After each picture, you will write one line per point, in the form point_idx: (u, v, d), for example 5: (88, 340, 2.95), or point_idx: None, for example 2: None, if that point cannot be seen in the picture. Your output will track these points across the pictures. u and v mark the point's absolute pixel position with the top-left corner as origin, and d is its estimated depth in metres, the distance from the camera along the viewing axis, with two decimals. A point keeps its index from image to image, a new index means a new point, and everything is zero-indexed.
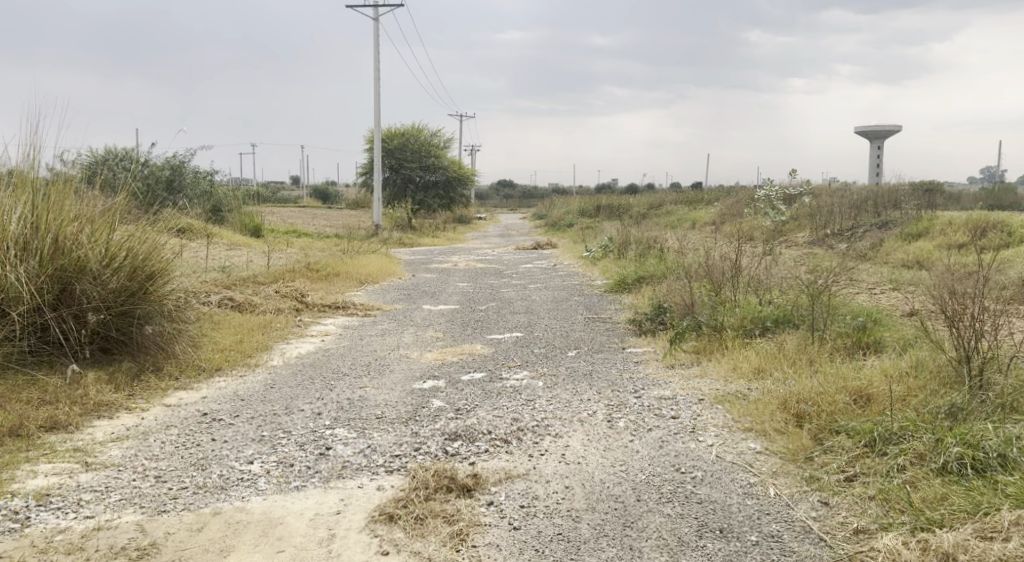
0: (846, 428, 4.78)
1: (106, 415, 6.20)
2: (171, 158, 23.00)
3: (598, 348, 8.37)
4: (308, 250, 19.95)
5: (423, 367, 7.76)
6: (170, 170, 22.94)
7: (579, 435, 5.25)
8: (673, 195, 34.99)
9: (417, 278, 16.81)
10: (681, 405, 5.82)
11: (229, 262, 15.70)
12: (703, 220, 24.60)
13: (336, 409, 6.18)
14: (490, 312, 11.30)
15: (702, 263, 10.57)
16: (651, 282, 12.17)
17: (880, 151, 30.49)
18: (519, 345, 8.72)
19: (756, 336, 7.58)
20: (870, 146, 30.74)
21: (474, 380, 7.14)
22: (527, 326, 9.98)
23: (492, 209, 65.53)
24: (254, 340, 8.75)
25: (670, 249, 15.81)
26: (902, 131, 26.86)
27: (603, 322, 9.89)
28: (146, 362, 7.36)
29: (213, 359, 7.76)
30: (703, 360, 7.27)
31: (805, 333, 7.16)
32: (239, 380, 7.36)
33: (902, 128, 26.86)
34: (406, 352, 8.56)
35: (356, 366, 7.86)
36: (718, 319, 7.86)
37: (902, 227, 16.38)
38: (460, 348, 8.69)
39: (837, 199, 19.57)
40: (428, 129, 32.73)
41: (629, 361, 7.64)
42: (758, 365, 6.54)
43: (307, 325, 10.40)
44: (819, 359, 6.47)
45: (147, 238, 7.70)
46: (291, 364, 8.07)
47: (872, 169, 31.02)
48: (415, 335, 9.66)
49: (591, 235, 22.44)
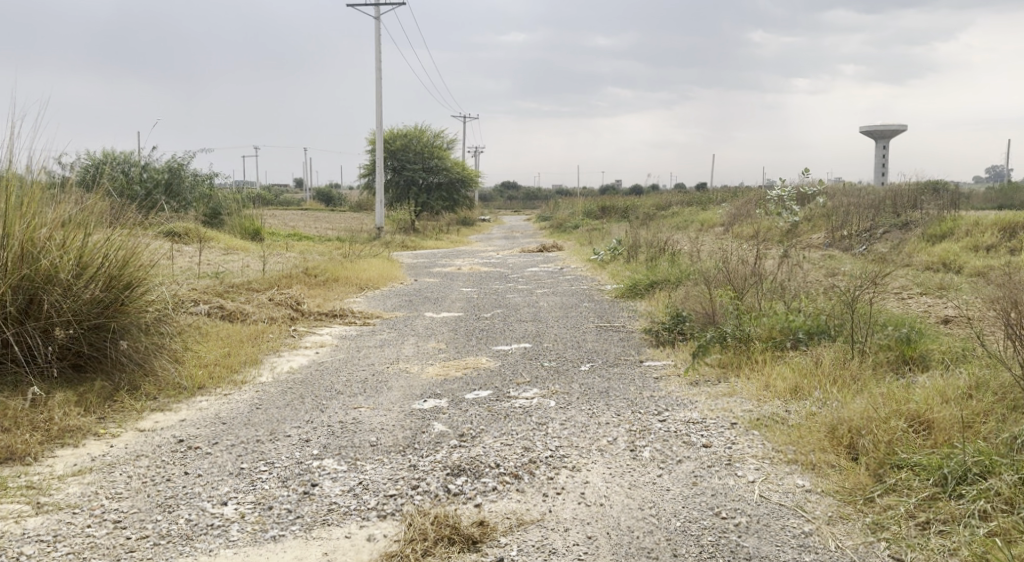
0: (911, 463, 4.19)
1: (71, 442, 5.58)
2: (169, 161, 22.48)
3: (614, 361, 7.72)
4: (308, 254, 19.37)
5: (423, 384, 7.13)
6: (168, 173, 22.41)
7: (600, 467, 4.63)
8: (678, 196, 34.36)
9: (419, 283, 16.22)
10: (712, 431, 5.18)
11: (224, 267, 15.12)
12: (713, 222, 23.95)
13: (325, 435, 5.55)
14: (496, 319, 10.66)
15: (721, 267, 9.95)
16: (665, 288, 11.52)
17: (886, 151, 29.95)
18: (527, 358, 8.08)
19: (788, 348, 6.94)
20: (877, 145, 30.07)
21: (479, 398, 6.50)
22: (536, 336, 9.33)
23: (496, 210, 64.98)
24: (243, 354, 8.16)
25: (683, 252, 15.16)
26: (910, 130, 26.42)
27: (616, 331, 9.28)
28: (121, 382, 6.75)
29: (195, 376, 7.15)
30: (732, 377, 6.62)
31: (842, 345, 6.52)
32: (222, 400, 6.75)
33: (910, 128, 26.42)
34: (405, 367, 7.92)
35: (352, 383, 7.24)
36: (745, 330, 7.22)
37: (923, 227, 15.75)
38: (464, 361, 8.06)
39: (853, 200, 18.96)
40: (430, 130, 32.17)
41: (648, 376, 6.99)
42: (794, 383, 5.92)
43: (301, 335, 9.78)
44: (864, 378, 5.84)
45: (124, 242, 7.06)
46: (280, 381, 7.44)
47: (878, 169, 30.37)
48: (415, 347, 9.02)
49: (598, 237, 21.80)
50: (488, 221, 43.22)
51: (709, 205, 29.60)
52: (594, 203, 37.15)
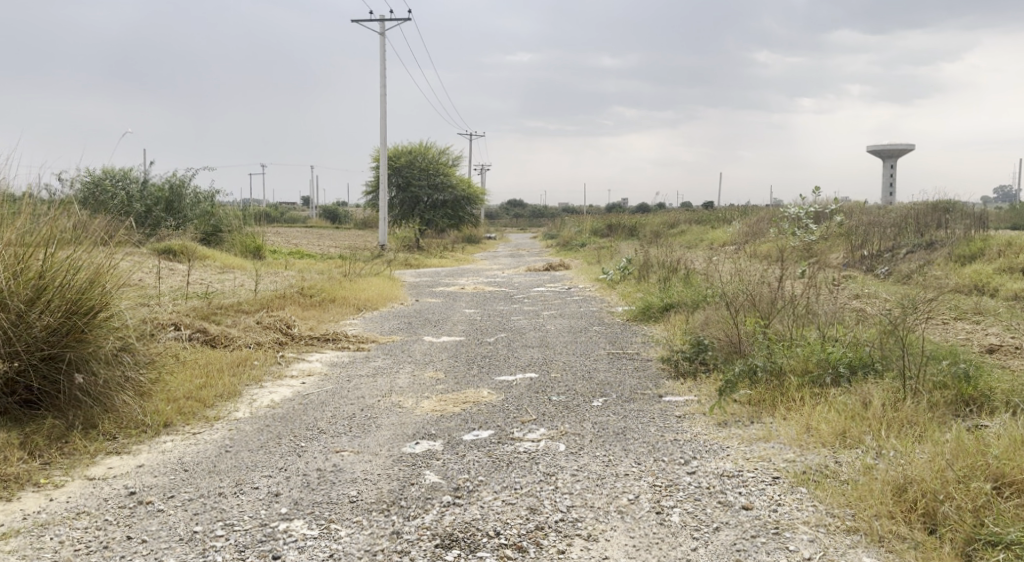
0: (1008, 541, 3.59)
1: (5, 495, 4.82)
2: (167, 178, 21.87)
3: (629, 396, 6.93)
4: (306, 272, 18.65)
5: (416, 422, 6.33)
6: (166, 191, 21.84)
7: (621, 536, 3.99)
8: (686, 214, 33.56)
9: (420, 303, 15.48)
10: (752, 488, 4.42)
11: (215, 287, 14.39)
12: (725, 240, 23.13)
13: (299, 488, 4.81)
14: (500, 345, 9.86)
15: (745, 289, 9.17)
16: (681, 311, 10.72)
17: (894, 170, 29.20)
18: (533, 391, 7.28)
19: (827, 385, 6.14)
20: (886, 165, 29.34)
21: (479, 441, 5.71)
22: (542, 364, 8.54)
23: (502, 228, 64.32)
24: (220, 385, 7.42)
25: (699, 272, 14.38)
26: (917, 149, 25.80)
27: (630, 359, 8.50)
28: (76, 420, 6.00)
29: (162, 413, 6.41)
30: (766, 417, 5.83)
31: (893, 381, 5.71)
32: (190, 440, 6.02)
33: (918, 147, 25.78)
34: (397, 400, 7.12)
35: (337, 420, 6.46)
36: (776, 362, 6.43)
37: (950, 247, 14.95)
38: (463, 394, 7.26)
39: (873, 218, 18.17)
40: (435, 147, 31.50)
41: (669, 415, 6.18)
42: (841, 427, 5.16)
43: (288, 363, 9.01)
44: (923, 423, 5.09)
45: (89, 262, 6.33)
46: (258, 417, 6.67)
47: (886, 190, 29.59)
48: (410, 376, 8.24)
49: (607, 255, 20.99)
50: (494, 239, 42.48)
51: (719, 224, 28.82)
52: (600, 221, 36.36)
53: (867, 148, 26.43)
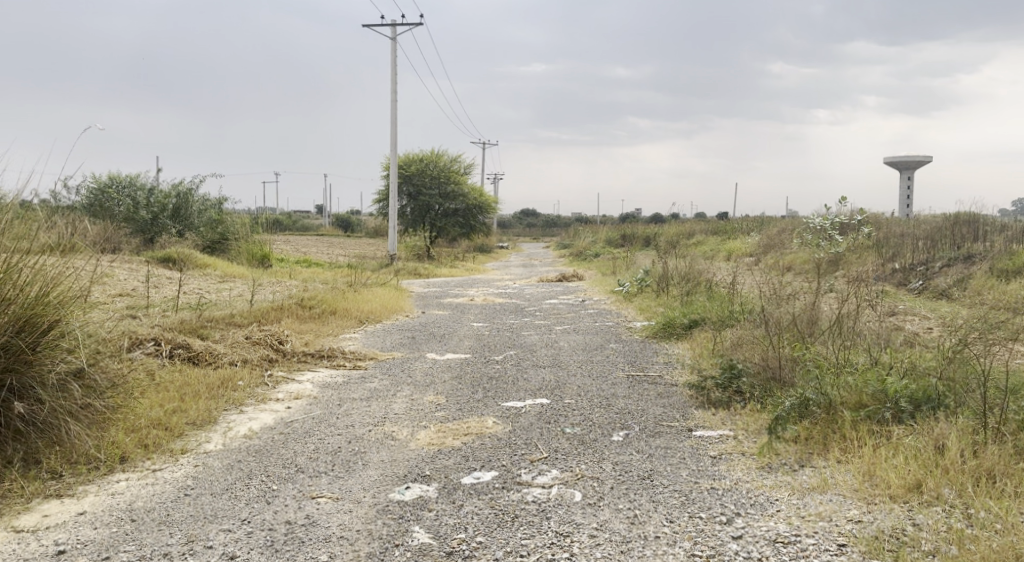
0: None
1: None
2: (178, 184, 20.86)
3: (654, 429, 6.06)
4: (310, 282, 17.85)
5: (409, 459, 5.47)
6: (177, 197, 20.71)
7: None
8: (702, 224, 32.64)
9: (426, 315, 14.63)
10: (816, 560, 3.87)
11: (209, 297, 13.59)
12: (744, 252, 22.19)
13: (268, 551, 4.10)
14: (508, 365, 8.99)
15: (779, 307, 8.29)
16: (707, 328, 9.84)
17: (912, 182, 28.27)
18: (544, 420, 6.43)
19: (886, 423, 5.29)
20: (904, 176, 28.40)
21: (480, 485, 4.89)
22: (555, 388, 7.66)
23: (514, 237, 63.41)
24: (195, 411, 6.61)
25: (721, 285, 13.49)
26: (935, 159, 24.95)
27: (652, 384, 7.64)
28: (15, 454, 5.21)
29: (119, 445, 5.59)
30: (820, 462, 5.05)
31: (971, 422, 4.85)
32: (147, 479, 5.20)
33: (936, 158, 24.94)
34: (390, 431, 6.27)
35: (319, 456, 5.62)
36: (826, 394, 5.58)
37: (990, 261, 14.02)
38: (465, 424, 6.41)
39: (904, 230, 17.23)
40: (447, 154, 30.64)
41: (703, 455, 5.32)
42: (914, 479, 4.41)
43: (276, 384, 8.17)
44: (1017, 477, 4.30)
45: (36, 274, 5.55)
46: (231, 450, 5.85)
47: (903, 202, 28.67)
48: (408, 401, 7.38)
49: (622, 267, 20.09)
50: (505, 248, 41.54)
51: (737, 234, 27.91)
52: (614, 231, 35.47)
53: (885, 160, 25.56)
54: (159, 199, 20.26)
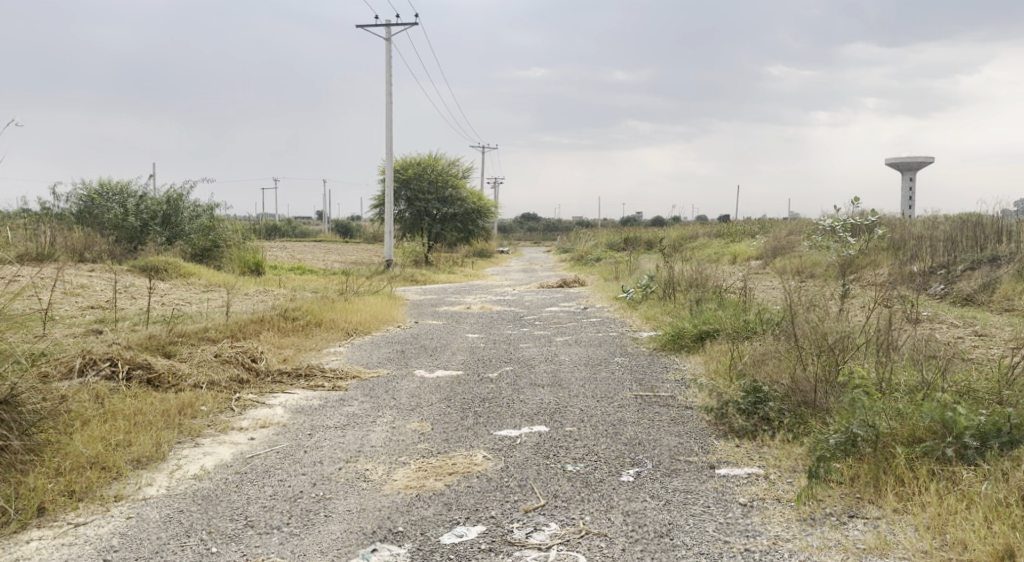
0: None
1: None
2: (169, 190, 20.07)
3: (670, 467, 5.17)
4: (299, 290, 17.00)
5: (382, 508, 4.62)
6: (168, 204, 19.96)
7: None
8: (705, 227, 31.80)
9: (418, 325, 13.74)
10: None
11: (185, 309, 12.71)
12: (751, 256, 21.29)
13: None
14: (504, 384, 8.10)
15: (803, 317, 7.39)
16: (720, 339, 8.95)
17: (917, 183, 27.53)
18: (542, 455, 5.56)
19: (949, 463, 4.41)
20: (907, 177, 27.72)
21: (463, 548, 4.09)
22: (555, 413, 6.76)
23: (515, 242, 62.28)
24: (141, 446, 5.71)
25: (733, 292, 12.61)
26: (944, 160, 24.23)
27: (664, 408, 6.76)
28: None
29: (36, 493, 4.73)
30: (873, 512, 4.23)
31: None
32: (66, 541, 4.38)
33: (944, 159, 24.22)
34: (364, 469, 5.39)
35: (275, 504, 4.77)
36: (874, 424, 4.69)
37: (1018, 263, 13.13)
38: (451, 460, 5.53)
39: (920, 232, 16.36)
40: (445, 158, 29.79)
41: (730, 503, 4.45)
42: (1003, 544, 3.74)
43: (242, 409, 7.30)
44: None
45: None
46: (174, 495, 4.98)
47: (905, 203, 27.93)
48: (387, 431, 6.49)
49: (626, 271, 19.24)
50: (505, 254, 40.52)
51: (743, 237, 27.07)
52: (616, 234, 34.62)
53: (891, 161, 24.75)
54: (149, 205, 19.49)
